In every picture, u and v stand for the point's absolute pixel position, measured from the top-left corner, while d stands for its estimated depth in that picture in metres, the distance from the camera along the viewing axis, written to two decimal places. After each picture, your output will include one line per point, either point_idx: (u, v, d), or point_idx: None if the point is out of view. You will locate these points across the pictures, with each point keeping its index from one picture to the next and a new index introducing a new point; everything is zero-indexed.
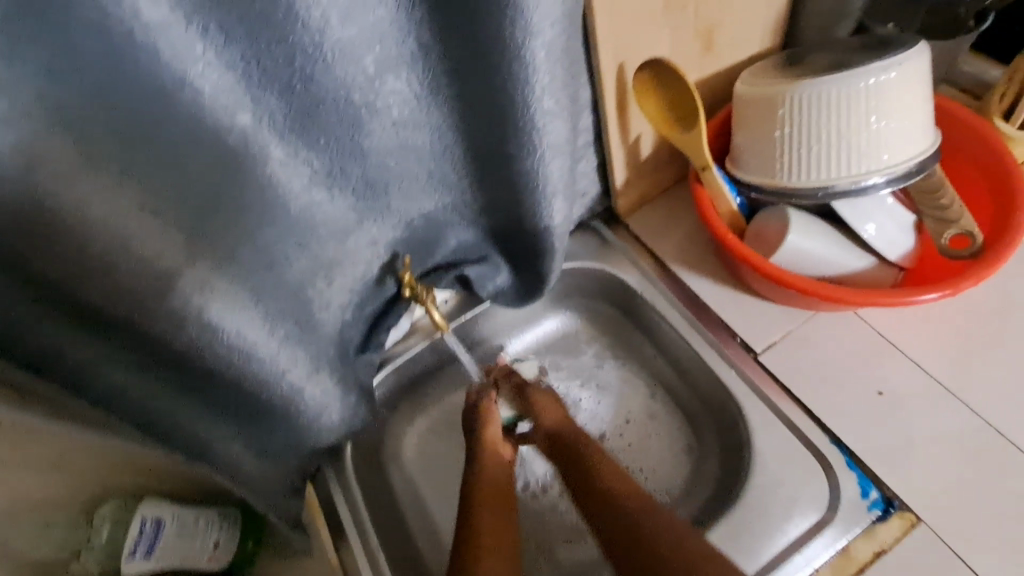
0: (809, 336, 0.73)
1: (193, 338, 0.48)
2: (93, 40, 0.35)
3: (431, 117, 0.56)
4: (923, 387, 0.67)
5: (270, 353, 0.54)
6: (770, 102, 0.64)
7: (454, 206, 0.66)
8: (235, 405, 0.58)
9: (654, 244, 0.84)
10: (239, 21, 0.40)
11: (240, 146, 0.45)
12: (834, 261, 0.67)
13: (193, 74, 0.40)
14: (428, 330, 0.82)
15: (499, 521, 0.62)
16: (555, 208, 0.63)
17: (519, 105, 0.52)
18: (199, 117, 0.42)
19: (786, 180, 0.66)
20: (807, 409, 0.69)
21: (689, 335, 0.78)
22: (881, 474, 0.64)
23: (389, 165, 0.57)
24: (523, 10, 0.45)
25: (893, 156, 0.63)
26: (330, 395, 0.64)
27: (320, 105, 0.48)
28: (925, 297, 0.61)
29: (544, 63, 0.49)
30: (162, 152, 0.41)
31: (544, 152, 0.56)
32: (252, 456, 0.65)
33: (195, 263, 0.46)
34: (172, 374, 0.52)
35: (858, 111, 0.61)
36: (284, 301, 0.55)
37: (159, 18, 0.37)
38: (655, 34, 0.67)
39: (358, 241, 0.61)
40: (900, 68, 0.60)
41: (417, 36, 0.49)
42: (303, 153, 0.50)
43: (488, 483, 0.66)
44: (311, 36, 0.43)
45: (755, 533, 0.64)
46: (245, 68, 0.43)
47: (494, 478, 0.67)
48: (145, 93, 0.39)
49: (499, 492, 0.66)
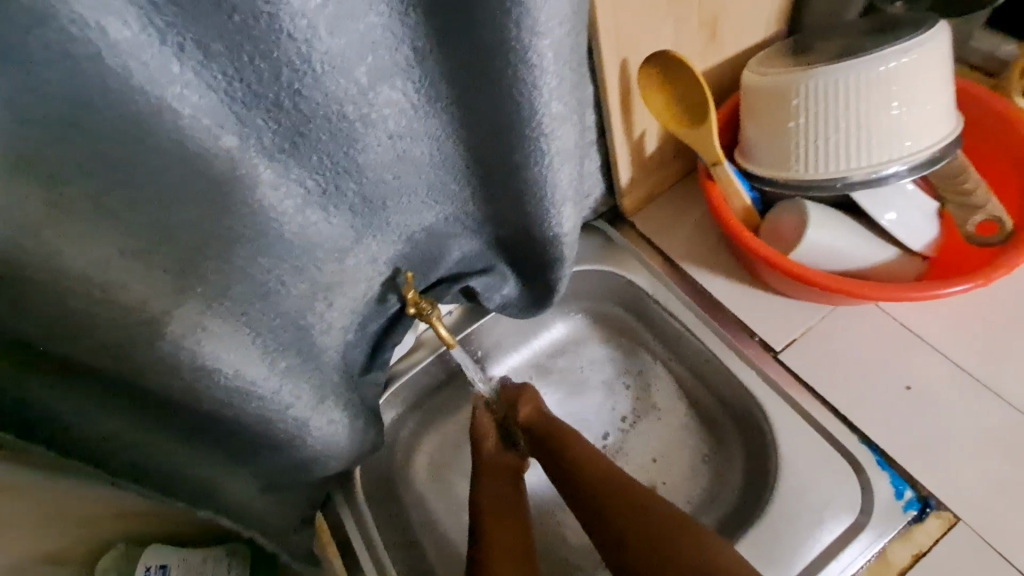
0: (832, 332, 0.70)
1: (187, 380, 0.44)
2: (54, 68, 0.31)
3: (430, 126, 0.53)
4: (953, 379, 0.65)
5: (271, 388, 0.51)
6: (783, 92, 0.61)
7: (456, 217, 0.63)
8: (234, 442, 0.54)
9: (663, 243, 0.80)
10: (218, 37, 0.37)
11: (226, 171, 0.41)
12: (855, 254, 0.64)
13: (170, 97, 0.36)
14: (432, 344, 0.79)
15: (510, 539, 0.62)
16: (564, 215, 0.60)
17: (525, 111, 0.48)
18: (179, 144, 0.38)
19: (802, 172, 0.63)
20: (835, 408, 0.66)
21: (705, 336, 0.74)
22: (915, 474, 0.61)
23: (387, 179, 0.54)
24: (528, 9, 0.41)
25: (913, 143, 0.60)
26: (336, 424, 0.60)
27: (310, 121, 0.44)
28: (955, 288, 0.58)
29: (551, 65, 0.46)
30: (141, 184, 0.37)
31: (552, 158, 0.53)
32: (253, 491, 0.62)
33: (187, 302, 0.42)
34: (166, 416, 0.48)
35: (877, 98, 0.58)
36: (283, 330, 0.51)
37: (129, 37, 0.33)
38: (659, 26, 0.63)
39: (357, 260, 0.58)
40: (919, 51, 0.57)
41: (413, 41, 0.45)
42: (295, 173, 0.47)
43: (489, 501, 0.66)
44: (298, 49, 0.39)
45: (789, 542, 0.61)
46: (228, 86, 0.39)
47: (496, 497, 0.66)
48: (119, 121, 0.35)
49: (506, 510, 0.65)
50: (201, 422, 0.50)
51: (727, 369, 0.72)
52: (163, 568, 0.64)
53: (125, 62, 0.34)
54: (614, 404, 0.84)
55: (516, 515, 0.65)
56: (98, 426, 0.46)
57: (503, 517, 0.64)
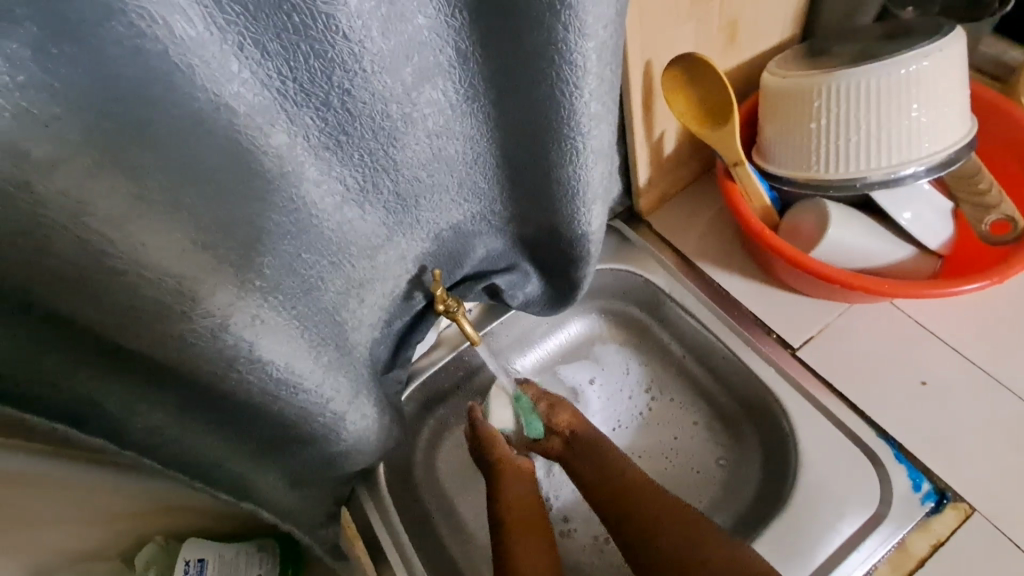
0: (847, 329, 0.71)
1: (239, 375, 0.45)
2: (128, 64, 0.32)
3: (466, 125, 0.54)
4: (967, 374, 0.67)
5: (315, 382, 0.51)
6: (804, 94, 0.62)
7: (483, 215, 0.64)
8: (272, 435, 0.55)
9: (679, 241, 0.82)
10: (276, 36, 0.38)
11: (276, 167, 0.42)
12: (873, 253, 0.66)
13: (229, 95, 0.37)
14: (453, 342, 0.80)
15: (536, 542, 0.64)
16: (593, 214, 0.61)
17: (563, 111, 0.49)
18: (235, 140, 0.39)
19: (822, 172, 0.65)
20: (852, 404, 0.67)
21: (724, 334, 0.76)
22: (932, 466, 0.63)
23: (421, 176, 0.55)
24: (574, 12, 0.42)
25: (931, 144, 0.62)
26: (370, 420, 0.61)
27: (356, 119, 0.45)
28: (971, 286, 0.60)
29: (592, 66, 0.47)
30: (203, 179, 0.38)
31: (586, 157, 0.54)
32: (284, 486, 0.62)
33: (245, 295, 0.42)
34: (209, 408, 0.49)
35: (897, 101, 0.60)
36: (323, 325, 0.52)
37: (194, 35, 0.34)
38: (683, 28, 0.65)
39: (388, 257, 0.59)
40: (938, 55, 0.59)
41: (457, 43, 0.46)
42: (337, 170, 0.48)
43: (516, 505, 0.67)
44: (350, 49, 0.40)
45: (811, 534, 0.62)
46: (281, 85, 0.40)
47: (519, 501, 0.67)
48: (185, 117, 0.36)
49: (532, 514, 0.67)
50: (244, 414, 0.51)
51: (745, 365, 0.74)
52: (201, 563, 0.64)
53: (189, 59, 0.34)
54: (631, 403, 0.85)
55: (540, 520, 0.67)
56: (147, 417, 0.47)
57: (531, 526, 0.65)
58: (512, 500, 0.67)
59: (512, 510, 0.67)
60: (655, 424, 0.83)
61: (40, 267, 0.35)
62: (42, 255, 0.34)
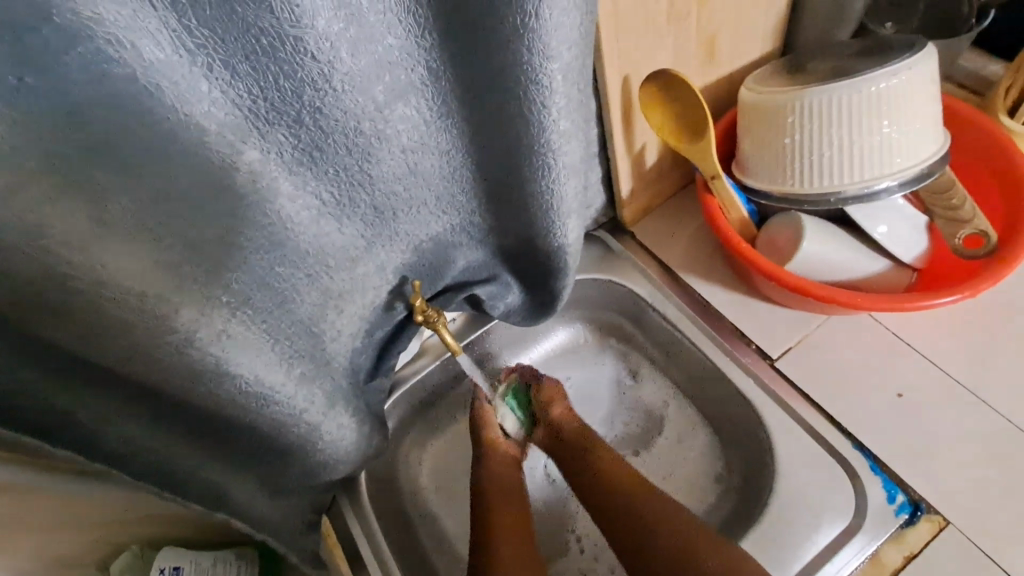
0: (826, 341, 0.72)
1: (212, 387, 0.46)
2: (93, 89, 0.33)
3: (441, 141, 0.55)
4: (942, 386, 0.67)
5: (290, 393, 0.52)
6: (778, 110, 0.63)
7: (462, 227, 0.65)
8: (249, 445, 0.56)
9: (662, 252, 0.83)
10: (244, 58, 0.38)
11: (248, 184, 0.43)
12: (849, 267, 0.67)
13: (197, 114, 0.38)
14: (437, 350, 0.80)
15: (511, 524, 0.66)
16: (568, 228, 0.61)
17: (533, 128, 0.50)
18: (204, 158, 0.40)
19: (797, 186, 0.66)
20: (829, 415, 0.68)
21: (704, 345, 0.76)
22: (906, 478, 0.63)
23: (398, 190, 0.56)
24: (539, 33, 0.43)
25: (904, 159, 0.63)
26: (347, 430, 0.61)
27: (329, 136, 0.46)
28: (946, 299, 0.60)
29: (560, 85, 0.48)
30: (172, 199, 0.39)
31: (559, 172, 0.55)
32: (264, 495, 0.63)
33: (213, 311, 0.43)
34: (184, 419, 0.50)
35: (868, 117, 0.61)
36: (298, 337, 0.53)
37: (162, 59, 0.35)
38: (659, 44, 0.66)
39: (366, 269, 0.60)
40: (908, 73, 0.60)
41: (428, 62, 0.47)
42: (312, 185, 0.49)
43: (496, 489, 0.69)
44: (320, 69, 0.41)
45: (786, 545, 0.63)
46: (252, 104, 0.41)
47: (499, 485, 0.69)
48: (152, 138, 0.37)
49: (511, 499, 0.68)
50: (219, 425, 0.52)
51: (724, 377, 0.74)
52: (177, 570, 0.65)
53: (157, 82, 0.35)
54: (615, 416, 0.86)
55: (518, 504, 0.68)
56: (120, 429, 0.48)
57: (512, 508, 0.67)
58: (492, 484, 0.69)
59: (491, 494, 0.68)
60: (638, 434, 0.84)
61: (9, 288, 0.35)
62: (11, 275, 0.35)
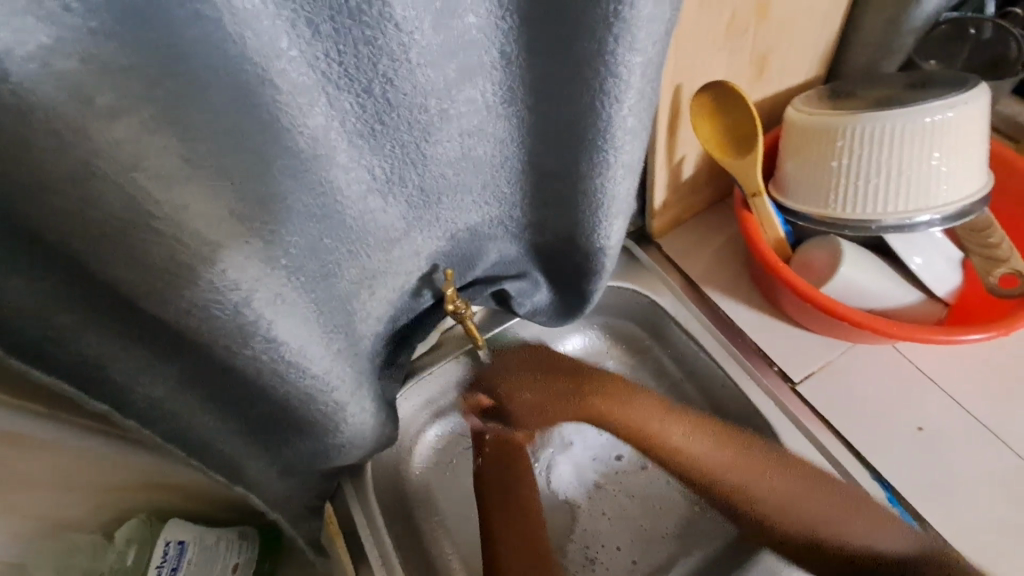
0: (848, 368, 0.72)
1: (255, 354, 0.44)
2: (189, 28, 0.32)
3: (499, 128, 0.54)
4: (964, 425, 0.67)
5: (324, 370, 0.50)
6: (828, 133, 0.64)
7: (500, 219, 0.64)
8: (268, 416, 0.54)
9: (687, 265, 0.83)
10: (329, 18, 0.37)
11: (310, 150, 0.42)
12: (879, 294, 0.67)
13: (273, 70, 0.36)
14: (455, 343, 0.79)
15: (517, 536, 0.69)
16: (613, 229, 0.60)
17: (600, 122, 0.49)
18: (274, 117, 0.38)
19: (838, 211, 0.66)
20: (847, 443, 0.67)
21: (726, 362, 0.75)
22: (924, 513, 0.62)
23: (447, 174, 0.55)
24: (629, 26, 0.42)
25: (947, 194, 0.63)
26: (368, 415, 0.59)
27: (394, 109, 0.46)
28: (974, 335, 0.60)
29: (637, 82, 0.47)
30: (242, 154, 0.37)
31: (617, 170, 0.54)
32: (272, 470, 0.61)
33: (271, 273, 0.42)
34: (214, 382, 0.50)
35: (919, 148, 0.61)
36: (334, 313, 0.52)
37: (250, 7, 0.33)
38: (716, 57, 0.66)
39: (403, 251, 0.59)
40: (963, 107, 0.60)
41: (503, 46, 0.47)
42: (366, 159, 0.48)
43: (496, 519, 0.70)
44: (400, 39, 0.41)
45: None
46: (326, 67, 0.40)
47: (513, 532, 0.69)
48: (229, 88, 0.35)
49: (507, 504, 0.71)
50: (246, 392, 0.50)
51: (743, 395, 0.73)
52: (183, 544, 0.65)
53: (241, 32, 0.33)
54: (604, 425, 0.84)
55: (531, 528, 0.70)
56: (147, 388, 0.47)
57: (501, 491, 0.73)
58: (494, 507, 0.71)
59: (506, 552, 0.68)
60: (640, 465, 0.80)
61: (71, 230, 0.35)
62: (75, 216, 0.34)
